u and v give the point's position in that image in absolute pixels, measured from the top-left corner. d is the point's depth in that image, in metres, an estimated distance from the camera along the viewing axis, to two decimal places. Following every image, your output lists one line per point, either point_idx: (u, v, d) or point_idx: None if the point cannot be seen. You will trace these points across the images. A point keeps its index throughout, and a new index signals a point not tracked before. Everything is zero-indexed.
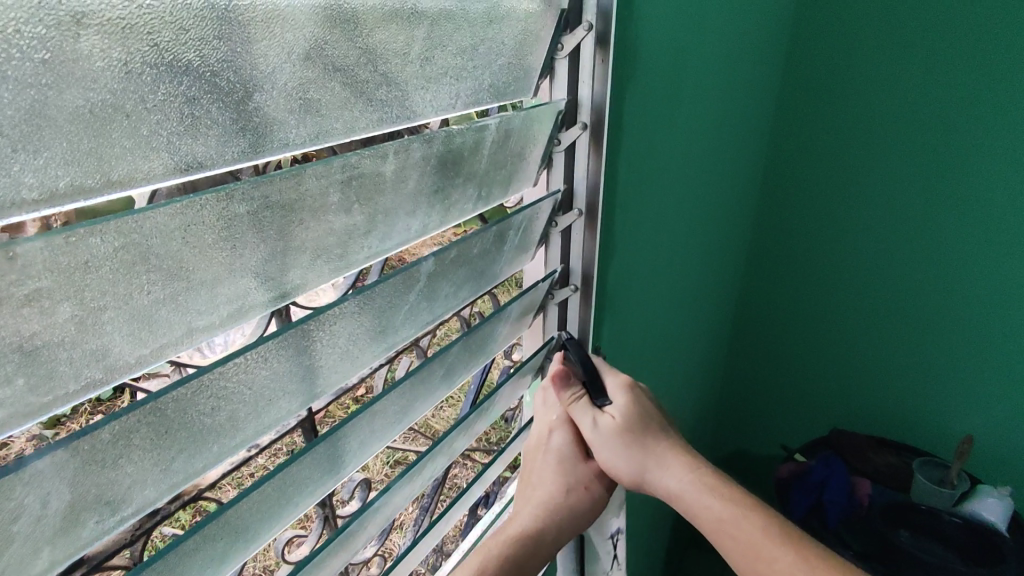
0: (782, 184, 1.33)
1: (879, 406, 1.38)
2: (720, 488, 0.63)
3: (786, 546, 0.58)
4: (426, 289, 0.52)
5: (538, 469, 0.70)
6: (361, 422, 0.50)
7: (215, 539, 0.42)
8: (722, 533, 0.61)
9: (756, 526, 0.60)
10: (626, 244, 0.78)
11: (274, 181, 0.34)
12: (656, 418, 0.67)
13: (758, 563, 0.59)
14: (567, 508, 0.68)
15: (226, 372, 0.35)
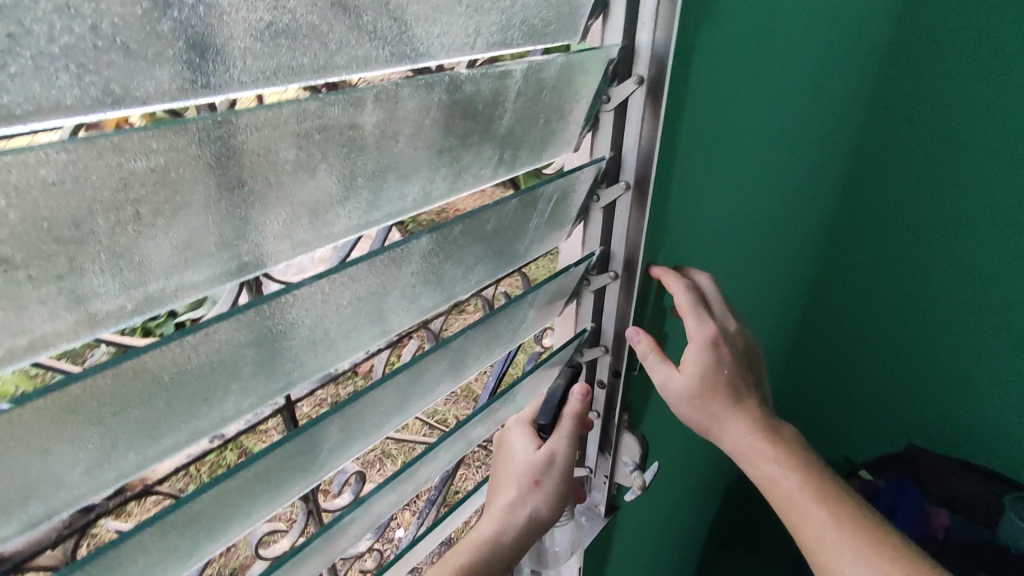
0: (865, 182, 1.27)
1: (949, 419, 1.30)
2: (788, 457, 0.60)
3: (847, 525, 0.56)
4: (425, 272, 0.43)
5: (500, 475, 0.63)
6: (355, 413, 0.42)
7: (149, 548, 0.34)
8: (785, 506, 0.59)
9: (795, 480, 0.59)
10: (683, 228, 0.66)
11: (194, 136, 0.27)
12: (733, 377, 0.61)
13: (814, 542, 0.56)
14: (529, 532, 0.60)
15: (147, 374, 0.30)
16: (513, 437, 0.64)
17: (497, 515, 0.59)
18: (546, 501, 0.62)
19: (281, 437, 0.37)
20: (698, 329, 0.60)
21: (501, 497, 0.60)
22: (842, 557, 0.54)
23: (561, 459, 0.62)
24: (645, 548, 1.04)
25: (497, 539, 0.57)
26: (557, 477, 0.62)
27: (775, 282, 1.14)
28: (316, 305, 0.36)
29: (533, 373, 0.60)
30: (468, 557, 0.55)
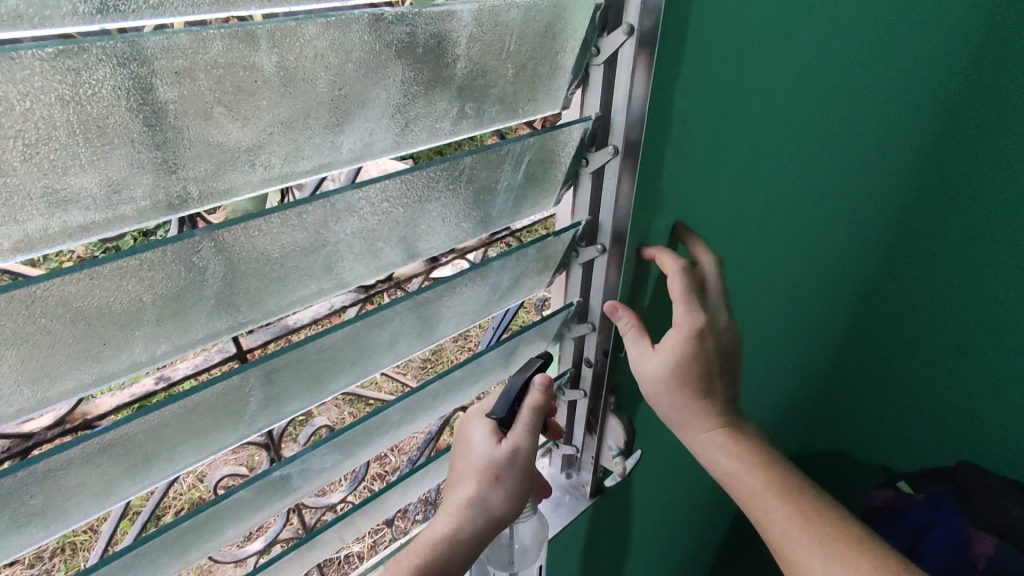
0: (944, 180, 1.09)
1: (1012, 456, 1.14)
2: (754, 456, 0.60)
3: (814, 522, 0.57)
4: (367, 232, 0.41)
5: (458, 468, 0.59)
6: (284, 370, 0.41)
7: (55, 483, 0.34)
8: (752, 506, 0.60)
9: (761, 480, 0.59)
10: (690, 203, 0.60)
11: (34, 67, 0.25)
12: (708, 373, 0.59)
13: (781, 541, 0.57)
14: (489, 527, 0.57)
15: (32, 315, 0.29)
16: (472, 427, 0.59)
17: (453, 512, 0.56)
18: (508, 495, 0.58)
19: (194, 385, 0.36)
20: (686, 319, 0.57)
21: (458, 492, 0.57)
22: (809, 554, 0.55)
23: (523, 450, 0.58)
24: (647, 536, 1.00)
25: (455, 535, 0.55)
26: (519, 469, 0.58)
27: (822, 274, 1.00)
28: (227, 255, 0.34)
29: (507, 345, 0.56)
30: (421, 557, 0.53)
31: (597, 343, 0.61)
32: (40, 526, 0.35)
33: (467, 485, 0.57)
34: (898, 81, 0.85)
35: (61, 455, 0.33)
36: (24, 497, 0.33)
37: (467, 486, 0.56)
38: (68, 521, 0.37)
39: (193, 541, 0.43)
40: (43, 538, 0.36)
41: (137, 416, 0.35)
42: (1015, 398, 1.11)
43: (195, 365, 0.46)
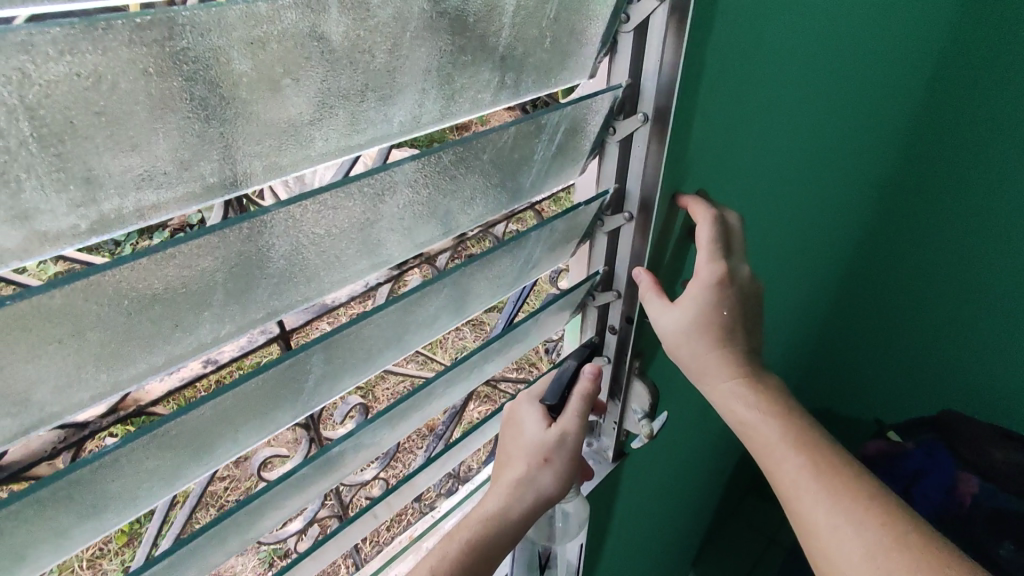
0: (928, 148, 1.12)
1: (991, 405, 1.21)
2: (772, 406, 0.59)
3: (824, 473, 0.54)
4: (416, 205, 0.40)
5: (509, 450, 0.62)
6: (343, 344, 0.41)
7: (129, 469, 0.34)
8: (764, 454, 0.58)
9: (778, 429, 0.57)
10: (709, 167, 0.61)
11: (121, 38, 0.24)
12: (731, 322, 0.59)
13: (789, 489, 0.55)
14: (535, 507, 0.60)
15: (112, 298, 0.29)
16: (524, 413, 0.63)
17: (505, 492, 0.59)
18: (555, 478, 0.62)
19: (260, 365, 0.36)
20: (707, 266, 0.58)
21: (510, 472, 0.60)
22: (815, 503, 0.53)
23: (572, 436, 0.62)
24: (654, 499, 1.03)
25: (504, 513, 0.58)
26: (566, 454, 0.62)
27: (819, 237, 1.04)
28: (292, 232, 0.34)
29: (539, 315, 0.58)
30: (472, 534, 0.56)
31: (621, 306, 0.63)
32: (111, 513, 0.35)
33: (519, 465, 0.60)
34: (891, 43, 0.85)
35: (137, 440, 0.33)
36: (100, 485, 0.33)
37: (520, 467, 0.60)
38: (138, 507, 0.37)
39: (251, 520, 0.44)
40: (114, 524, 0.36)
41: (208, 399, 0.35)
42: (998, 348, 1.16)
43: (240, 347, 0.46)
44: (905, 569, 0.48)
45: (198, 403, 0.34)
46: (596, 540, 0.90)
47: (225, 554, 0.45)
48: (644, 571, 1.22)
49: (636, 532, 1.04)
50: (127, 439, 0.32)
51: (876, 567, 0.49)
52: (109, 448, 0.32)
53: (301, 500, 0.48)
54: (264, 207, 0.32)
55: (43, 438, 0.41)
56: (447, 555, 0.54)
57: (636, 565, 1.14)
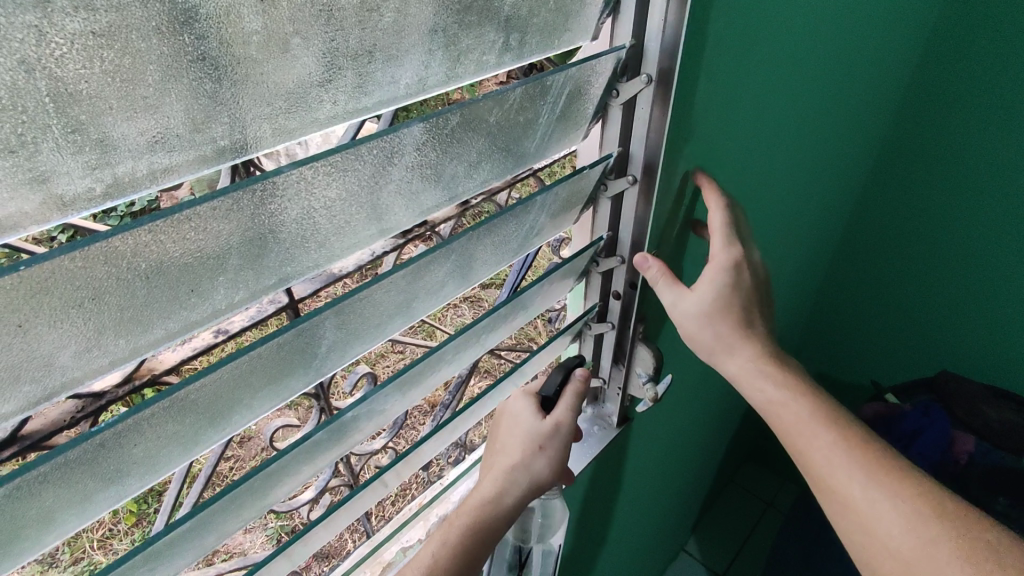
0: (924, 109, 1.12)
1: (983, 366, 1.24)
2: (799, 390, 0.63)
3: (856, 450, 0.59)
4: (423, 168, 0.40)
5: (504, 439, 0.65)
6: (355, 308, 0.41)
7: (151, 433, 0.35)
8: (795, 436, 0.62)
9: (808, 410, 0.62)
10: (710, 130, 0.61)
11: None
12: (740, 307, 0.64)
13: (821, 464, 0.60)
14: (529, 493, 0.63)
15: (132, 262, 0.29)
16: (520, 404, 0.67)
17: (500, 476, 0.62)
18: (548, 467, 0.65)
19: (273, 330, 0.36)
20: (722, 252, 0.63)
21: (505, 458, 0.63)
22: (849, 477, 0.58)
23: (565, 427, 0.65)
24: (655, 466, 1.05)
25: (500, 497, 0.61)
26: (559, 444, 0.65)
27: (817, 200, 1.04)
28: (304, 193, 0.34)
29: (545, 280, 0.58)
30: (470, 519, 0.60)
31: (625, 271, 0.63)
32: (133, 478, 0.36)
33: (515, 451, 0.63)
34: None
35: (152, 407, 0.33)
36: (122, 451, 0.34)
37: (515, 453, 0.63)
38: (158, 473, 0.37)
39: (268, 486, 0.45)
40: (136, 489, 0.37)
41: (227, 360, 0.35)
42: (992, 308, 1.17)
43: (251, 317, 0.47)
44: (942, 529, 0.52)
45: (209, 370, 0.34)
46: (600, 506, 0.91)
47: (243, 521, 0.46)
48: (648, 534, 1.25)
49: (638, 499, 1.06)
50: (149, 402, 0.32)
51: (915, 533, 0.53)
52: (123, 416, 0.32)
53: (312, 468, 0.49)
54: (276, 168, 0.32)
55: (63, 409, 0.42)
56: (446, 543, 0.58)
57: (639, 532, 1.17)
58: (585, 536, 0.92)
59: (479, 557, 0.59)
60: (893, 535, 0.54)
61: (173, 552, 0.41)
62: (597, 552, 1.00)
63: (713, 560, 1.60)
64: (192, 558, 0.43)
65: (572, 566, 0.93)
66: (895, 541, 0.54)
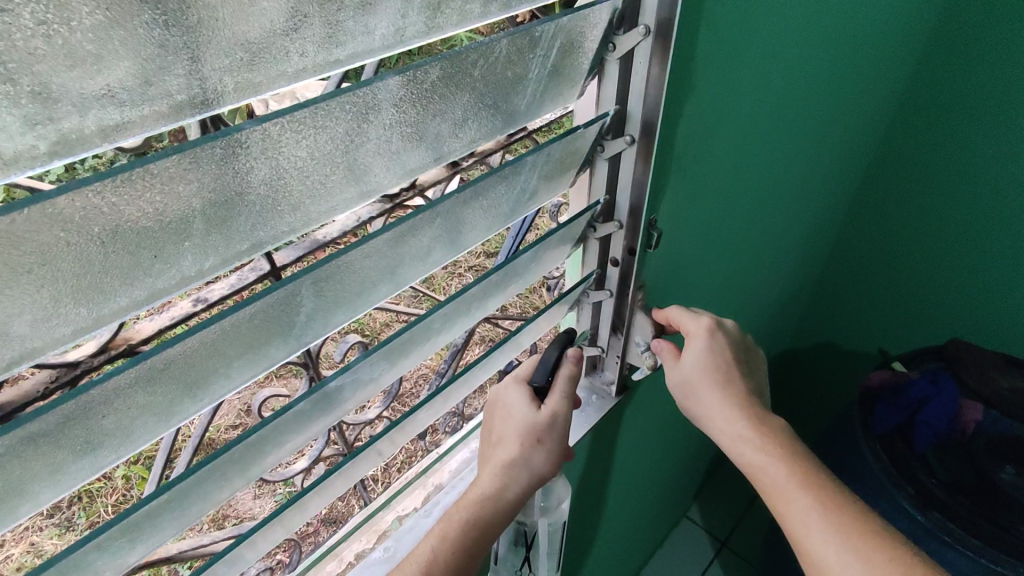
0: (943, 66, 1.07)
1: (994, 334, 1.21)
2: (776, 448, 0.60)
3: (833, 514, 0.55)
4: (403, 126, 0.38)
5: (500, 431, 0.64)
6: (335, 275, 0.40)
7: (120, 404, 0.33)
8: (774, 497, 0.59)
9: (773, 442, 0.60)
10: (713, 87, 0.58)
11: None
12: (725, 369, 0.65)
13: (797, 529, 0.56)
14: (532, 483, 0.63)
15: (83, 226, 0.27)
16: (514, 395, 0.65)
17: (498, 472, 0.61)
18: (546, 458, 0.63)
19: (246, 298, 0.35)
20: (696, 322, 0.66)
21: (502, 453, 0.62)
22: (823, 542, 0.54)
23: (561, 417, 0.64)
24: (655, 434, 1.05)
25: (501, 492, 0.61)
26: (557, 435, 0.64)
27: (827, 163, 1.00)
28: (272, 151, 0.32)
29: (541, 245, 0.55)
30: (471, 513, 0.59)
31: (625, 237, 0.61)
32: (108, 449, 0.35)
33: (511, 446, 0.62)
34: None
35: (116, 377, 0.31)
36: (90, 422, 0.33)
37: (512, 448, 0.62)
38: (133, 445, 0.36)
39: (253, 457, 0.44)
40: (112, 462, 0.36)
41: (195, 331, 0.34)
42: (1005, 274, 1.14)
43: (230, 287, 0.46)
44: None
45: (178, 339, 0.33)
46: (599, 474, 0.91)
47: (231, 492, 0.45)
48: (650, 500, 1.25)
49: (638, 466, 1.06)
50: (112, 374, 0.31)
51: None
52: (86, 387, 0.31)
53: (299, 440, 0.48)
54: (238, 125, 0.29)
55: (36, 381, 0.42)
56: (445, 537, 0.58)
57: (640, 498, 1.17)
58: (585, 503, 0.92)
59: (479, 551, 0.59)
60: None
61: (156, 523, 0.40)
62: (598, 519, 1.01)
63: (715, 525, 1.61)
64: (179, 528, 0.43)
65: (572, 532, 0.93)
66: None
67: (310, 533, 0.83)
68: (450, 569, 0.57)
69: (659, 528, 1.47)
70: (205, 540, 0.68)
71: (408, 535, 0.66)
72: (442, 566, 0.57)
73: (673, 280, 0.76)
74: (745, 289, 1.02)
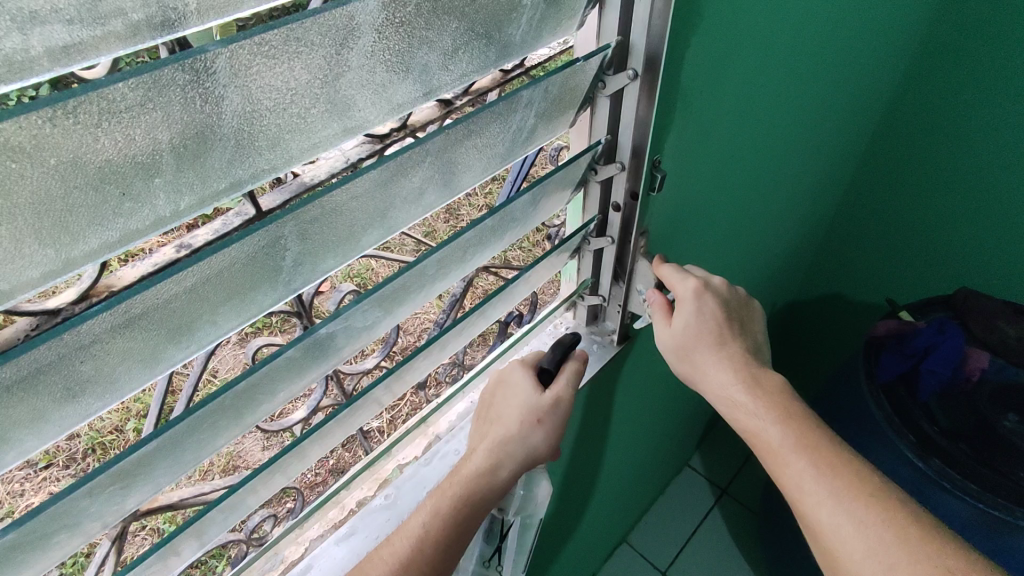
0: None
1: (1004, 283, 1.20)
2: (769, 411, 0.59)
3: (826, 476, 0.54)
4: (386, 54, 0.35)
5: (500, 409, 0.64)
6: (324, 217, 0.38)
7: (100, 348, 0.32)
8: (772, 459, 0.58)
9: (766, 401, 0.60)
10: (721, 18, 0.54)
11: None
12: (718, 327, 0.63)
13: (793, 491, 0.56)
14: (523, 462, 0.63)
15: (36, 157, 0.25)
16: (518, 375, 0.66)
17: (495, 448, 0.61)
18: (544, 440, 0.64)
19: (226, 240, 0.33)
20: (684, 283, 0.64)
21: (501, 429, 0.63)
22: (817, 504, 0.54)
23: (564, 403, 0.64)
24: (657, 383, 1.05)
25: (493, 471, 0.61)
26: (558, 419, 0.64)
27: (840, 104, 0.96)
28: (242, 76, 0.29)
29: (542, 185, 0.53)
30: (463, 491, 0.59)
31: (627, 180, 0.59)
32: (90, 397, 0.34)
33: (511, 424, 0.63)
34: None
35: (87, 323, 0.30)
36: (69, 368, 0.32)
37: (512, 425, 0.62)
38: (120, 391, 0.36)
39: (250, 402, 0.43)
40: (99, 409, 0.35)
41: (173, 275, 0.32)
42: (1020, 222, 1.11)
43: (215, 233, 0.44)
44: (907, 561, 0.49)
45: (155, 282, 0.31)
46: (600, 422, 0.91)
47: (232, 438, 0.45)
48: (651, 449, 1.27)
49: (639, 416, 1.06)
50: (87, 316, 0.30)
51: (878, 562, 0.50)
52: (59, 330, 0.29)
53: (293, 387, 0.47)
54: (203, 45, 0.27)
55: (15, 328, 0.40)
56: (437, 513, 0.58)
57: (640, 447, 1.18)
58: (586, 452, 0.93)
59: (471, 520, 0.60)
60: (858, 565, 0.51)
61: (149, 469, 0.40)
62: (599, 466, 1.02)
63: (715, 474, 1.64)
64: (175, 475, 0.43)
65: (572, 479, 0.94)
66: (845, 542, 0.52)
67: (317, 482, 0.85)
68: (456, 515, 0.58)
69: (661, 476, 1.49)
70: (204, 488, 0.69)
71: (409, 483, 0.66)
72: (434, 539, 0.56)
73: (676, 227, 0.74)
74: (752, 238, 0.99)
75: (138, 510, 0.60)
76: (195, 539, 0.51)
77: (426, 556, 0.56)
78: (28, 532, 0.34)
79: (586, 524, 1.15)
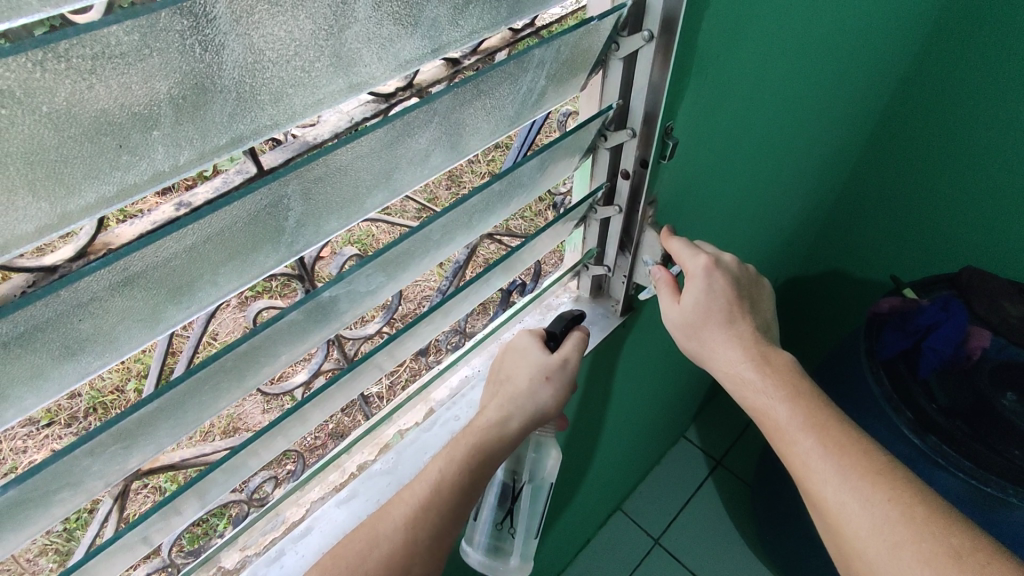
0: None
1: (1009, 263, 1.19)
2: (778, 388, 0.59)
3: (833, 453, 0.54)
4: (391, 5, 0.33)
5: (510, 368, 0.65)
6: (328, 177, 0.37)
7: (100, 306, 0.32)
8: (778, 436, 0.59)
9: (772, 379, 0.60)
10: None
11: None
12: (728, 306, 0.63)
13: (800, 468, 0.56)
14: (529, 424, 0.63)
15: (28, 103, 0.24)
16: (527, 340, 0.66)
17: (506, 401, 0.62)
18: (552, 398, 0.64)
19: (227, 198, 0.32)
20: (693, 261, 0.63)
21: (511, 386, 0.63)
22: (824, 481, 0.54)
23: (573, 362, 0.65)
24: (658, 357, 1.05)
25: (504, 430, 0.61)
26: (567, 376, 0.65)
27: (855, 75, 0.93)
28: (240, 20, 0.28)
29: (551, 150, 0.51)
30: (478, 438, 0.60)
31: (639, 145, 0.57)
32: (88, 356, 0.33)
33: (522, 380, 0.63)
34: None
35: (83, 280, 0.29)
36: (65, 326, 0.31)
37: (521, 382, 0.63)
38: (120, 350, 0.35)
39: (252, 364, 0.43)
40: (99, 367, 0.35)
41: (170, 233, 0.31)
42: None
43: (215, 191, 0.43)
44: (910, 538, 0.49)
45: (153, 238, 0.30)
46: (602, 392, 0.92)
47: (233, 400, 0.45)
48: (649, 420, 1.28)
49: (639, 387, 1.06)
50: (85, 273, 0.29)
51: (883, 540, 0.50)
52: (57, 287, 0.29)
53: (294, 351, 0.46)
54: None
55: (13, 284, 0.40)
56: (453, 458, 0.58)
57: (638, 418, 1.19)
58: (585, 421, 0.94)
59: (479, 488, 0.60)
60: (862, 541, 0.51)
61: (152, 430, 0.40)
62: (598, 436, 1.03)
63: (710, 446, 1.66)
64: (177, 436, 0.43)
65: (571, 449, 0.95)
66: (851, 519, 0.52)
67: (316, 445, 0.85)
68: (463, 483, 0.58)
69: (657, 446, 1.51)
70: (206, 449, 0.69)
71: (409, 449, 0.67)
72: (450, 490, 0.57)
73: (684, 199, 0.72)
74: (759, 213, 0.98)
75: (141, 469, 0.61)
76: (198, 499, 0.51)
77: (434, 516, 0.56)
78: (32, 488, 0.34)
79: (584, 492, 1.17)
